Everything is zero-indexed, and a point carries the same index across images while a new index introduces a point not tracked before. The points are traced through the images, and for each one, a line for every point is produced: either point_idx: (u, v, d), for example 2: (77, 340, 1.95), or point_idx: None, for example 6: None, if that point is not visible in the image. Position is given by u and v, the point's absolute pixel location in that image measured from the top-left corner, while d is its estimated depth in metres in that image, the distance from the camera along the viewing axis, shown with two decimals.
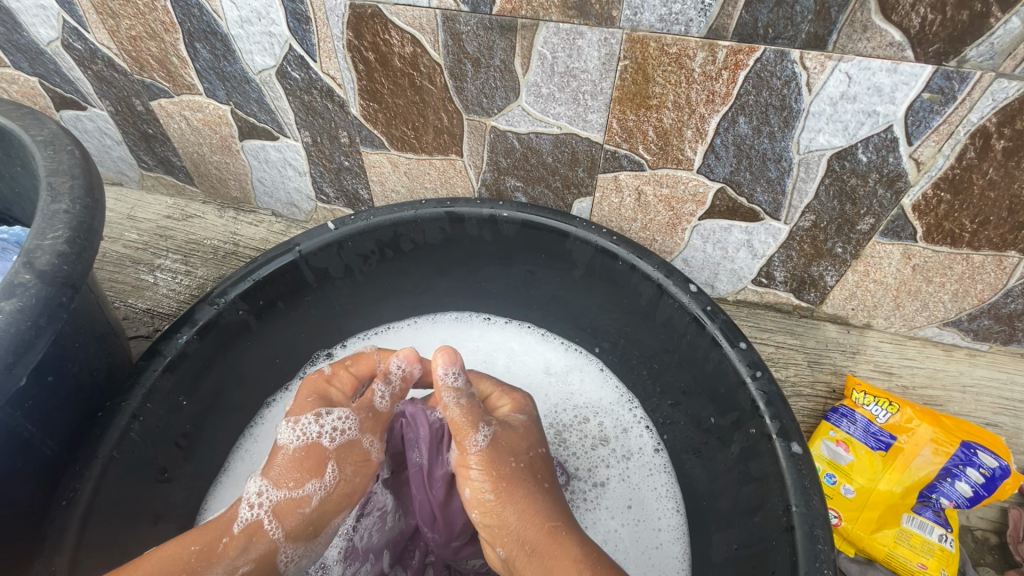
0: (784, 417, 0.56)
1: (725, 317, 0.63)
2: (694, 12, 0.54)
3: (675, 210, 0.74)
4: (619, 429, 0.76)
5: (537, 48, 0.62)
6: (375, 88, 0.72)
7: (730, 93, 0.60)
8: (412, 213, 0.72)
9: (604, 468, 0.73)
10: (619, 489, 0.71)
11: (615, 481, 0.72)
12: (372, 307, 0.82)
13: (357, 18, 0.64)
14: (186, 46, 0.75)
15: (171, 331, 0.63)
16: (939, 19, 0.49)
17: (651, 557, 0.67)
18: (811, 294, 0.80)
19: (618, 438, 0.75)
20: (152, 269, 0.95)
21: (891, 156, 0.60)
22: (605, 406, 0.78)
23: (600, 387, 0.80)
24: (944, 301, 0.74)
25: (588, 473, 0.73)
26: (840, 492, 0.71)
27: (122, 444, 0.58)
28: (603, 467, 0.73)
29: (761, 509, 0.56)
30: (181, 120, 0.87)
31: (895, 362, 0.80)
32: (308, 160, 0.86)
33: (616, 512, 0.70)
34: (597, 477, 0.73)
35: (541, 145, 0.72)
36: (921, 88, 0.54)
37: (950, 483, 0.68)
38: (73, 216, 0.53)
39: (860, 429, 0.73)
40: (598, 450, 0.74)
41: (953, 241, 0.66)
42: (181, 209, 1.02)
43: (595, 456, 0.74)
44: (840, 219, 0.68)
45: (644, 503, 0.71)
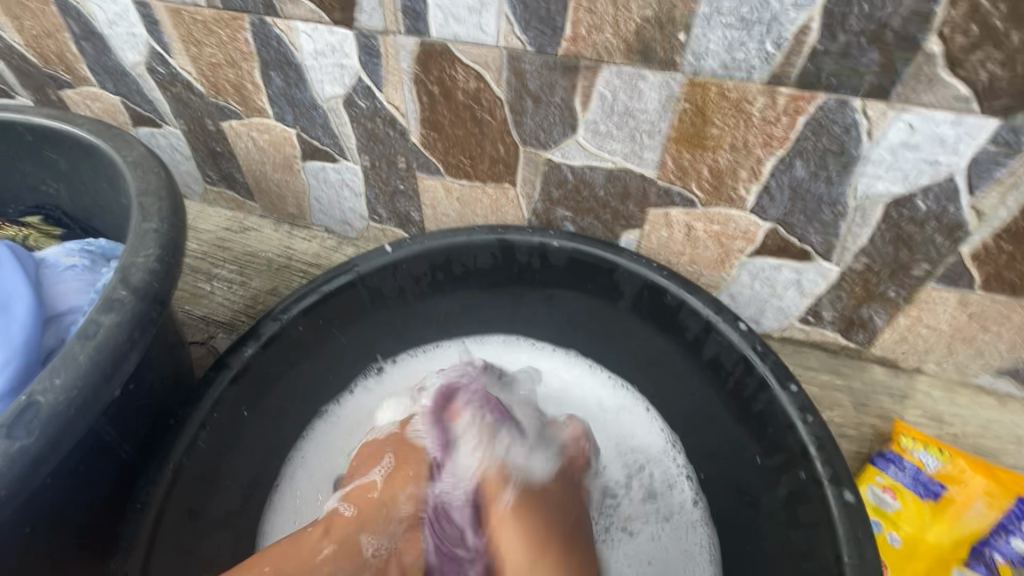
0: (836, 464, 0.56)
1: (775, 357, 0.63)
2: (757, 61, 0.56)
3: (724, 246, 0.75)
4: (665, 484, 0.75)
5: (598, 88, 0.64)
6: (437, 119, 0.75)
7: (788, 138, 0.61)
8: (465, 239, 0.75)
9: (641, 523, 0.73)
10: (646, 545, 0.72)
11: (645, 536, 0.72)
12: (421, 328, 0.84)
13: (425, 54, 0.68)
14: (261, 74, 0.79)
15: (238, 344, 0.66)
16: (1009, 76, 0.50)
17: None
18: (860, 335, 0.79)
19: (664, 494, 0.74)
20: (210, 278, 1.00)
21: (951, 205, 0.60)
22: (655, 453, 0.77)
23: (651, 430, 0.78)
24: (1001, 350, 0.72)
25: (622, 524, 0.73)
26: (886, 540, 0.69)
27: (191, 451, 0.61)
28: (639, 522, 0.73)
29: (811, 554, 0.56)
30: (249, 140, 0.92)
31: (946, 410, 0.78)
32: (364, 183, 0.90)
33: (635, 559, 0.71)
34: (630, 528, 0.73)
35: (594, 178, 0.74)
36: (987, 141, 0.54)
37: (1005, 539, 0.66)
38: (162, 235, 0.57)
39: (909, 476, 0.71)
40: (640, 504, 0.74)
41: (1013, 291, 0.65)
42: (239, 221, 1.07)
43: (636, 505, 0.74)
44: (895, 264, 0.68)
45: (668, 564, 0.70)
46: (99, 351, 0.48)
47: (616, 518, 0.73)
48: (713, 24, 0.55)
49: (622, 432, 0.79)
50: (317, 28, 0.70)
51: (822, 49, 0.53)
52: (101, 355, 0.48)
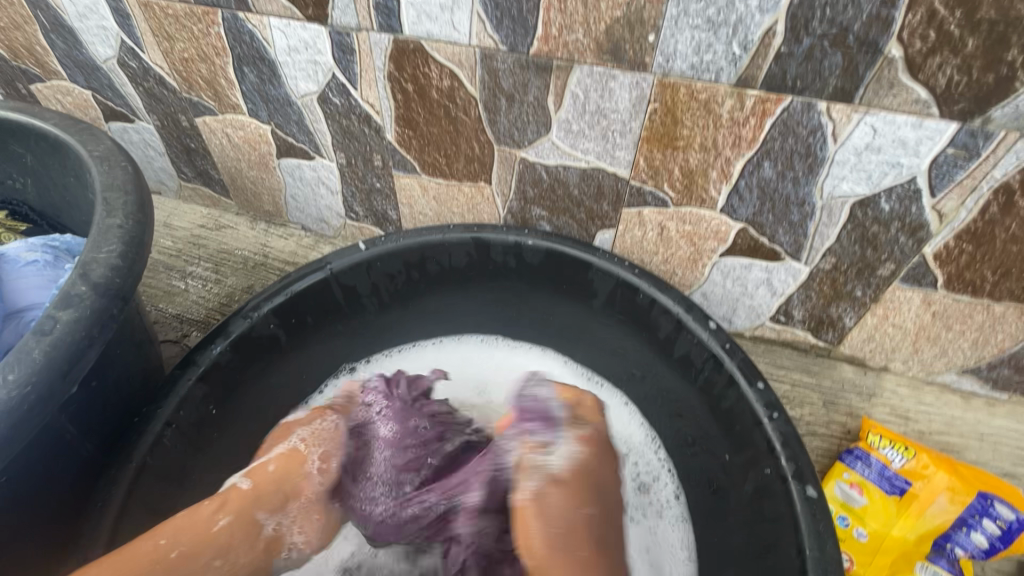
0: (801, 460, 0.56)
1: (743, 355, 0.63)
2: (724, 62, 0.56)
3: (697, 246, 0.76)
4: (650, 476, 0.74)
5: (570, 88, 0.64)
6: (412, 116, 0.75)
7: (756, 139, 0.61)
8: (440, 237, 0.75)
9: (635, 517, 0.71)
10: (637, 534, 0.70)
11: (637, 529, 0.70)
12: (396, 325, 0.84)
13: (399, 51, 0.68)
14: (234, 69, 0.79)
15: (206, 341, 0.66)
16: (965, 80, 0.51)
17: None
18: (829, 334, 0.80)
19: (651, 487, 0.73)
20: (184, 276, 0.98)
21: (913, 206, 0.61)
22: (635, 443, 0.76)
23: (631, 423, 0.78)
24: (964, 349, 0.74)
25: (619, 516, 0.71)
26: (853, 536, 0.71)
27: (155, 450, 0.60)
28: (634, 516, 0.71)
29: (775, 548, 0.57)
30: (223, 137, 0.91)
31: (912, 407, 0.80)
32: (341, 180, 0.89)
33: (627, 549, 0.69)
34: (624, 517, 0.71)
35: (568, 177, 0.74)
36: (945, 144, 0.55)
37: (966, 533, 0.68)
38: (126, 230, 0.56)
39: (875, 473, 0.73)
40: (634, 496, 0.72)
41: (974, 290, 0.67)
42: (215, 219, 1.06)
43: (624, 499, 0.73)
44: (861, 264, 0.69)
45: (657, 558, 0.68)
46: (56, 348, 0.48)
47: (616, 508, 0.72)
48: (681, 25, 0.55)
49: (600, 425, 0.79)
50: (289, 23, 0.70)
51: (786, 51, 0.54)
52: (58, 352, 0.47)
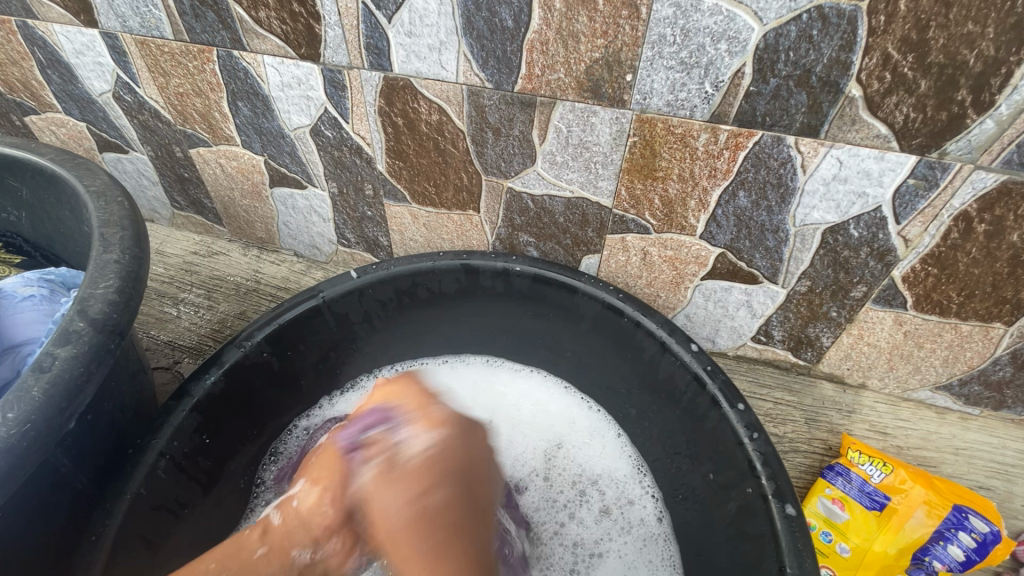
0: (780, 479, 0.58)
1: (724, 377, 0.66)
2: (698, 100, 0.60)
3: (678, 270, 0.78)
4: (624, 501, 0.76)
5: (553, 122, 0.67)
6: (402, 148, 0.78)
7: (730, 170, 0.65)
8: (430, 264, 0.77)
9: (607, 541, 0.73)
10: (615, 564, 0.71)
11: (613, 555, 0.72)
12: (393, 347, 0.86)
13: (389, 88, 0.70)
14: (228, 104, 0.81)
15: (200, 371, 0.67)
16: (921, 117, 0.54)
17: None
18: (809, 353, 0.83)
19: (621, 509, 0.75)
20: (176, 303, 0.99)
21: (880, 233, 0.65)
22: (618, 474, 0.78)
23: (622, 452, 0.80)
24: (936, 366, 0.77)
25: (592, 543, 0.73)
26: (836, 551, 0.73)
27: (150, 480, 0.61)
28: (606, 540, 0.73)
29: (757, 569, 0.58)
30: (217, 167, 0.93)
31: (890, 423, 0.83)
32: (332, 208, 0.92)
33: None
34: (599, 547, 0.72)
35: (554, 206, 0.77)
36: (907, 175, 0.58)
37: (943, 547, 0.70)
38: (123, 266, 0.57)
39: (855, 488, 0.75)
40: (601, 522, 0.74)
41: (942, 311, 0.70)
42: (208, 245, 1.07)
43: (592, 526, 0.74)
44: (835, 286, 0.72)
45: None
46: (54, 384, 0.49)
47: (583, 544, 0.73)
48: (656, 66, 0.59)
49: (591, 456, 0.80)
50: (283, 61, 0.72)
51: (755, 91, 0.57)
52: (56, 389, 0.49)
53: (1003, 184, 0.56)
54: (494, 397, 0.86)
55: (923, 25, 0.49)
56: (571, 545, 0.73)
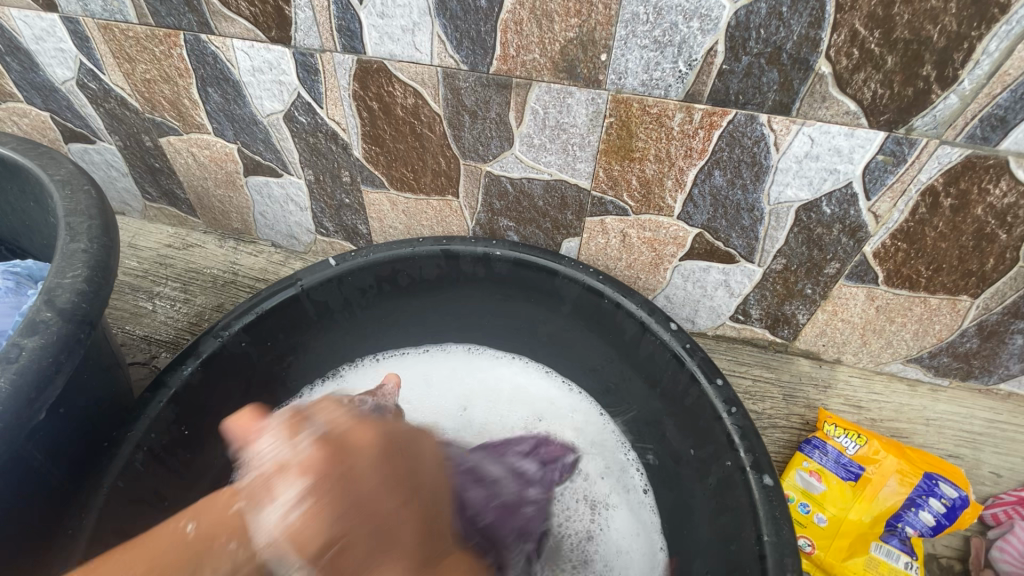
0: (757, 451, 0.59)
1: (703, 354, 0.67)
2: (672, 79, 0.60)
3: (657, 251, 0.79)
4: (615, 467, 0.78)
5: (530, 104, 0.67)
6: (378, 133, 0.77)
7: (706, 149, 0.65)
8: (410, 250, 0.76)
9: (614, 495, 0.76)
10: (625, 514, 0.75)
11: (622, 508, 0.75)
12: (373, 336, 0.85)
13: (362, 71, 0.69)
14: (198, 90, 0.79)
15: (176, 362, 0.66)
16: (888, 94, 0.55)
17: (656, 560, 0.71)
18: (785, 330, 0.85)
19: (617, 472, 0.78)
20: (152, 296, 0.97)
21: (852, 209, 0.66)
22: (602, 448, 0.80)
23: (603, 430, 0.82)
24: (907, 340, 0.79)
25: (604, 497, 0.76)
26: (813, 521, 0.74)
27: (126, 473, 0.60)
28: (614, 494, 0.77)
29: (736, 539, 0.59)
30: (188, 156, 0.91)
31: (864, 397, 0.85)
32: (309, 197, 0.90)
33: (625, 532, 0.73)
34: (610, 501, 0.76)
35: (533, 189, 0.77)
36: (875, 151, 0.60)
37: (914, 513, 0.72)
38: (91, 255, 0.56)
39: (832, 460, 0.77)
40: (606, 478, 0.78)
41: (911, 285, 0.72)
42: (182, 238, 1.05)
43: (600, 485, 0.77)
44: (809, 263, 0.74)
45: (648, 528, 0.74)
46: (21, 375, 0.48)
47: (597, 500, 0.76)
48: (630, 45, 0.59)
49: (575, 433, 0.82)
50: (253, 45, 0.71)
51: (728, 69, 0.58)
52: (24, 380, 0.48)
53: (968, 158, 0.58)
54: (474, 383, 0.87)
55: (888, 1, 0.50)
56: (586, 501, 0.76)
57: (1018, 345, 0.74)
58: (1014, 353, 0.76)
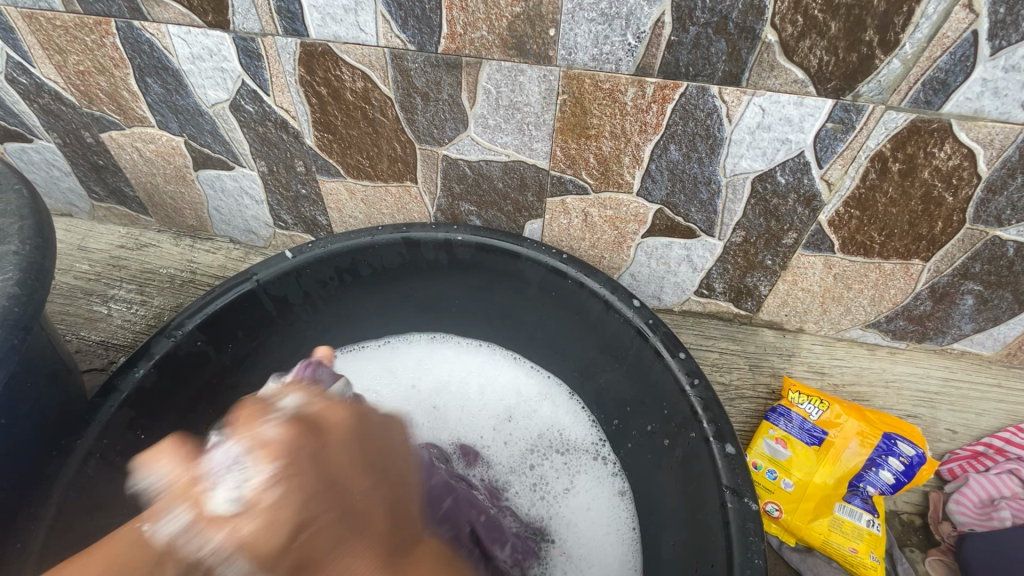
0: (720, 420, 0.60)
1: (666, 329, 0.67)
2: (622, 53, 0.59)
3: (619, 229, 0.79)
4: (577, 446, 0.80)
5: (482, 84, 0.66)
6: (329, 120, 0.74)
7: (660, 124, 0.65)
8: (369, 239, 0.75)
9: (571, 476, 0.78)
10: (581, 496, 0.76)
11: (579, 490, 0.77)
12: (336, 330, 0.84)
13: (307, 55, 0.67)
14: (137, 81, 0.76)
15: (128, 365, 0.64)
16: (833, 60, 0.55)
17: (613, 531, 0.73)
18: (749, 302, 0.86)
19: (575, 450, 0.80)
20: (106, 300, 0.93)
21: (805, 178, 0.67)
22: (566, 430, 0.82)
23: (571, 413, 0.83)
24: (864, 306, 0.81)
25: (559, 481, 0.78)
26: (780, 486, 0.77)
27: (79, 481, 0.58)
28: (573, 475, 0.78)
29: (702, 509, 0.60)
30: (133, 151, 0.87)
31: (827, 363, 0.87)
32: (264, 189, 0.88)
33: (580, 510, 0.75)
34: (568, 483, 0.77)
35: (491, 171, 0.76)
36: (825, 119, 0.60)
37: (875, 472, 0.75)
38: (24, 257, 0.53)
39: (796, 427, 0.79)
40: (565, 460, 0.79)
41: (866, 251, 0.73)
42: (135, 238, 1.01)
43: (558, 467, 0.79)
44: (768, 234, 0.75)
45: (608, 504, 0.75)
46: None
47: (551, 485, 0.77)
48: (578, 19, 0.58)
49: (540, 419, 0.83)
50: (190, 31, 0.68)
51: (676, 40, 0.57)
52: None
53: (913, 123, 0.58)
54: (441, 374, 0.88)
55: None
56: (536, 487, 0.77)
57: (968, 305, 0.76)
58: (966, 313, 0.78)
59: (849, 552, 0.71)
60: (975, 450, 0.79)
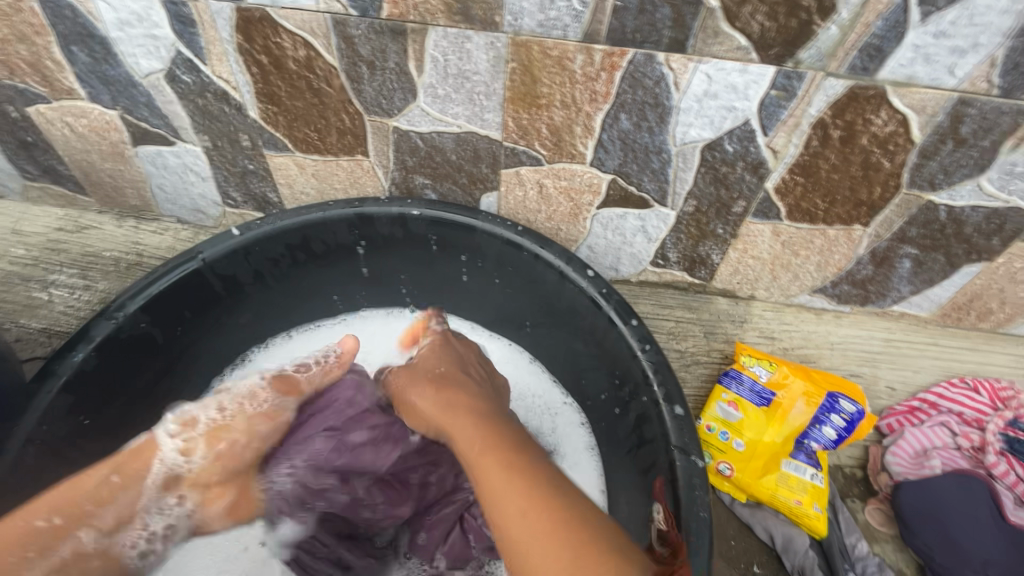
0: (669, 383, 0.62)
1: (619, 297, 0.68)
2: (569, 19, 0.59)
3: (575, 200, 0.79)
4: (538, 414, 0.81)
5: (429, 51, 0.64)
6: (272, 91, 0.72)
7: (609, 92, 0.65)
8: (320, 214, 0.73)
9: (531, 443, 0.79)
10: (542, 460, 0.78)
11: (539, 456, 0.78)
12: (291, 308, 0.83)
13: (244, 20, 0.64)
14: (61, 49, 0.71)
15: (65, 349, 0.61)
16: (775, 27, 0.56)
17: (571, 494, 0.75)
18: (702, 271, 0.88)
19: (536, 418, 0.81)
20: (46, 286, 0.89)
21: (751, 146, 0.68)
22: (527, 399, 0.83)
23: (532, 379, 0.84)
24: (811, 271, 0.84)
25: None
26: (732, 447, 0.80)
27: (18, 469, 0.57)
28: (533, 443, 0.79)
29: (653, 468, 0.62)
30: (64, 126, 0.82)
31: (777, 328, 0.90)
32: (209, 165, 0.84)
33: None
34: None
35: (444, 143, 0.75)
36: (768, 87, 0.61)
37: (818, 429, 0.79)
38: None
39: (748, 389, 0.81)
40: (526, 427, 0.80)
41: (811, 218, 0.76)
42: (74, 220, 0.96)
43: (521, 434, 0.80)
44: (718, 203, 0.76)
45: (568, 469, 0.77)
46: None
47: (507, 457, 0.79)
48: None
49: None
50: None
51: (621, 6, 0.57)
52: None
53: (851, 90, 0.60)
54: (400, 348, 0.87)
55: None
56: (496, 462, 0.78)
57: (906, 269, 0.80)
58: (904, 276, 0.82)
59: (793, 504, 0.75)
60: (910, 406, 0.84)
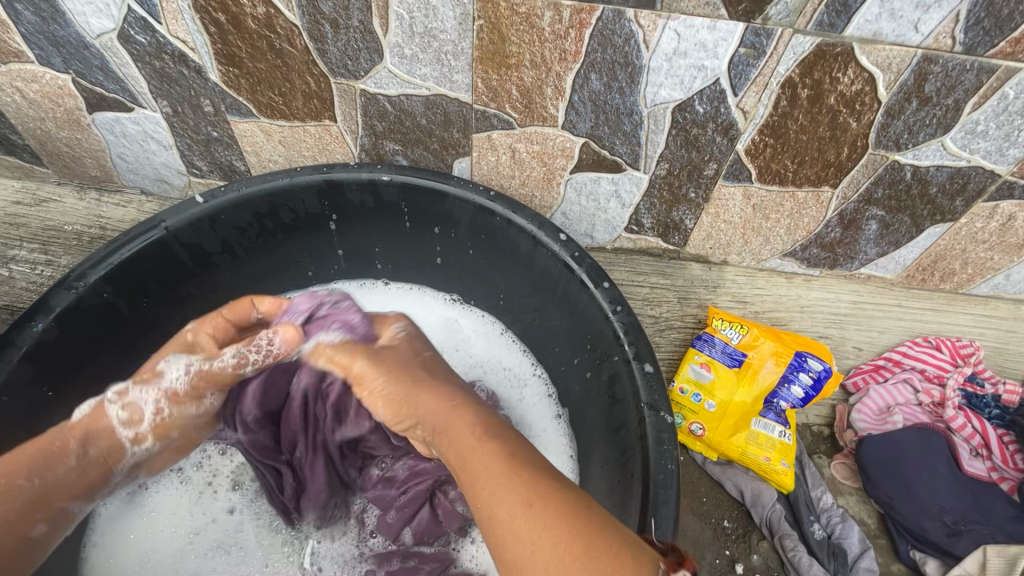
0: (640, 344, 0.62)
1: (591, 261, 0.69)
2: None
3: (548, 165, 0.79)
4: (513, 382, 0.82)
5: (393, 8, 0.62)
6: (233, 52, 0.69)
7: (579, 51, 0.64)
8: (287, 181, 0.71)
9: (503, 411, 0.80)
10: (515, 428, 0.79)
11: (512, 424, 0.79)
12: (261, 280, 0.82)
13: None
14: (4, 8, 0.67)
15: (23, 320, 0.59)
16: None
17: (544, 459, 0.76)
18: (676, 237, 0.89)
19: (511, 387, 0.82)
20: (5, 261, 0.87)
21: (722, 106, 0.68)
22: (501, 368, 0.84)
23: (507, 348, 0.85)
24: (782, 235, 0.85)
25: None
26: (705, 407, 0.82)
27: None
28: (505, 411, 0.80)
29: (622, 427, 0.63)
30: (14, 92, 0.78)
31: (749, 292, 0.92)
32: (172, 132, 0.81)
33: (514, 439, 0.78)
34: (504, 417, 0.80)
35: (413, 107, 0.73)
36: (737, 44, 0.61)
37: (787, 388, 0.81)
38: None
39: (720, 351, 0.83)
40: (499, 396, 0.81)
41: (781, 180, 0.76)
42: (32, 192, 0.93)
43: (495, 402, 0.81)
44: (690, 166, 0.76)
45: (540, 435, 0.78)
46: None
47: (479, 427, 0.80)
48: None
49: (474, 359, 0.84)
50: None
51: None
52: None
53: (819, 47, 0.60)
54: None
55: None
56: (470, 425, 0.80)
57: (873, 230, 0.82)
58: (871, 238, 0.83)
59: (763, 461, 0.78)
60: (876, 364, 0.88)
